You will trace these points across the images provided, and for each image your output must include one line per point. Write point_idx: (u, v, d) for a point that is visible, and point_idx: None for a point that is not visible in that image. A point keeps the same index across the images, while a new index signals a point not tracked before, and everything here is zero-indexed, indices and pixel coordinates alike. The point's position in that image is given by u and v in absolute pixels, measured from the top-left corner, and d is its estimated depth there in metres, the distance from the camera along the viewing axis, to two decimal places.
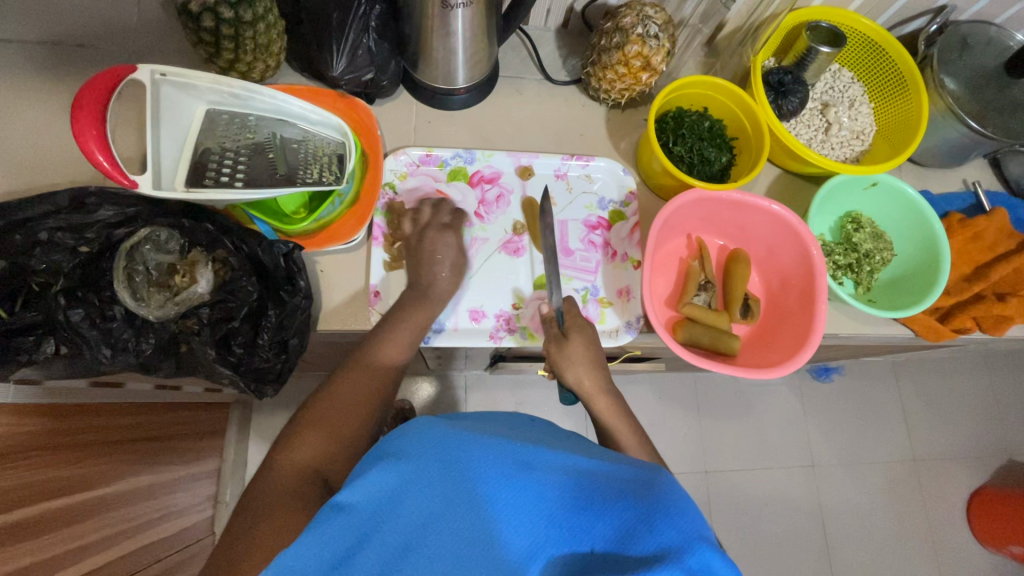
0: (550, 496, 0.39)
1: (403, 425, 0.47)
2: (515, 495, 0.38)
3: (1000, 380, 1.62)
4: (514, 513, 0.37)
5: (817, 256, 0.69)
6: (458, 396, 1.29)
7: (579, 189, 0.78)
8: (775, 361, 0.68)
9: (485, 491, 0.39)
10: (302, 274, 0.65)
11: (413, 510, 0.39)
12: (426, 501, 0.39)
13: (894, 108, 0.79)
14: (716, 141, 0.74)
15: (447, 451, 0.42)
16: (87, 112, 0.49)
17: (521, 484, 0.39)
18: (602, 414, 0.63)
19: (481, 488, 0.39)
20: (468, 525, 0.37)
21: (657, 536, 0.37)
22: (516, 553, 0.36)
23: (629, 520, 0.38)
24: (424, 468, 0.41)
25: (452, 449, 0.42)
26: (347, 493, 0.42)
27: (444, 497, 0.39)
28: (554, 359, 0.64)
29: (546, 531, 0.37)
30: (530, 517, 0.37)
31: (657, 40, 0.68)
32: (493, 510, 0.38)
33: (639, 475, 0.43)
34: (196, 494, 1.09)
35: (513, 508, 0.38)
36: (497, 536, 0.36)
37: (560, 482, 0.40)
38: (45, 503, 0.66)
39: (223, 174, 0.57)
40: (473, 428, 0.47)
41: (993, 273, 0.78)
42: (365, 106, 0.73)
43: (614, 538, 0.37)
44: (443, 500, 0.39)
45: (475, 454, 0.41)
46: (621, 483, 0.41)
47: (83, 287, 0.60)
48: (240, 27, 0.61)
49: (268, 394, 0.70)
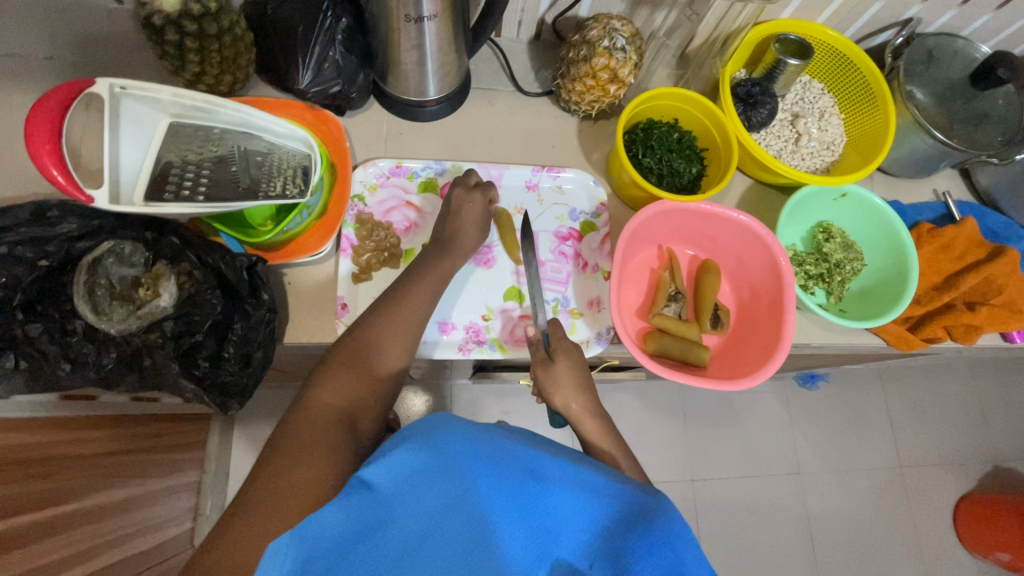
0: (557, 511, 0.40)
1: (425, 417, 0.46)
2: (525, 505, 0.39)
3: (984, 386, 1.63)
4: (519, 521, 0.39)
5: (786, 266, 0.69)
6: (441, 406, 1.29)
7: (550, 200, 0.78)
8: (743, 372, 0.68)
9: (494, 498, 0.39)
10: (267, 287, 0.64)
11: (428, 502, 0.39)
12: (441, 496, 0.39)
13: (863, 119, 0.80)
14: (685, 152, 0.74)
15: (469, 449, 0.41)
16: (40, 126, 0.48)
17: (530, 498, 0.40)
18: (591, 435, 0.62)
19: (491, 494, 0.39)
20: (474, 528, 0.38)
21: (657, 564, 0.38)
22: (517, 561, 0.37)
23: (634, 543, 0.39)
24: (447, 460, 0.41)
25: (475, 449, 0.41)
26: (371, 471, 0.42)
27: (457, 496, 0.39)
28: (542, 383, 0.63)
29: (546, 542, 0.39)
30: (531, 531, 0.39)
31: (624, 53, 0.68)
32: (500, 519, 0.38)
33: (648, 496, 0.43)
34: (174, 507, 1.08)
35: (517, 518, 0.39)
36: (501, 545, 0.38)
37: (572, 496, 0.40)
38: (17, 517, 0.65)
39: (184, 187, 0.57)
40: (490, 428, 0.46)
41: (964, 282, 0.78)
42: (335, 119, 0.73)
43: (618, 558, 0.38)
44: (457, 500, 0.39)
45: (490, 457, 0.41)
46: (630, 501, 0.42)
47: (42, 300, 0.60)
48: (204, 39, 0.61)
49: (233, 409, 0.68)
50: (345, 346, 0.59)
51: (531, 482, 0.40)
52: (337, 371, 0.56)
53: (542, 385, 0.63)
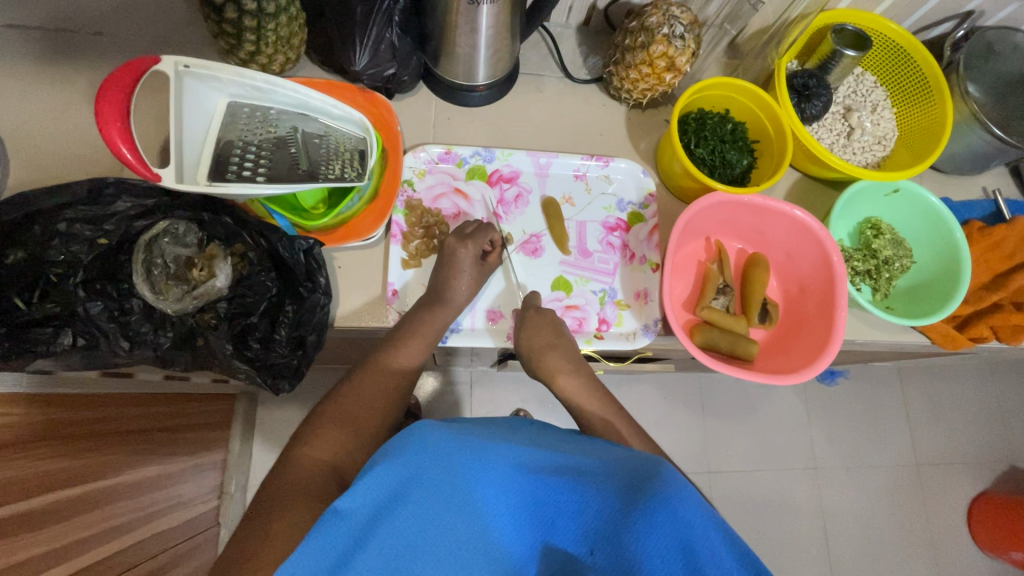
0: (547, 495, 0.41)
1: (399, 432, 0.45)
2: (514, 498, 0.40)
3: (1003, 386, 1.62)
4: (510, 511, 0.40)
5: (838, 262, 0.68)
6: (463, 391, 1.29)
7: (598, 190, 0.77)
8: (793, 367, 0.68)
9: (485, 493, 0.40)
10: (322, 271, 0.63)
11: (410, 518, 0.38)
12: (424, 508, 0.39)
13: (917, 113, 0.78)
14: (738, 144, 0.73)
15: (444, 455, 0.42)
16: (110, 107, 0.48)
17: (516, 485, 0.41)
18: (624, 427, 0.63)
19: (478, 491, 0.40)
20: (470, 528, 0.38)
21: (659, 538, 0.37)
22: (513, 555, 0.38)
23: (629, 521, 0.38)
24: (422, 469, 0.41)
25: (455, 454, 0.42)
26: (345, 500, 0.40)
27: (446, 500, 0.39)
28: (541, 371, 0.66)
29: (539, 529, 0.40)
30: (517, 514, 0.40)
31: (683, 41, 0.67)
32: (490, 513, 0.39)
33: (636, 469, 0.45)
34: (201, 485, 1.09)
35: (511, 512, 0.40)
36: (495, 540, 0.38)
37: (556, 479, 0.42)
38: (53, 493, 0.66)
39: (245, 168, 0.57)
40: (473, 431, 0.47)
41: (1012, 282, 0.78)
42: (386, 102, 0.72)
43: (618, 534, 0.38)
44: (445, 502, 0.39)
45: (471, 459, 0.42)
46: (619, 479, 0.42)
47: (103, 278, 0.60)
48: (262, 18, 0.60)
49: (285, 391, 0.66)
50: (336, 402, 0.60)
51: (517, 475, 0.41)
52: (325, 430, 0.57)
53: (535, 364, 0.67)
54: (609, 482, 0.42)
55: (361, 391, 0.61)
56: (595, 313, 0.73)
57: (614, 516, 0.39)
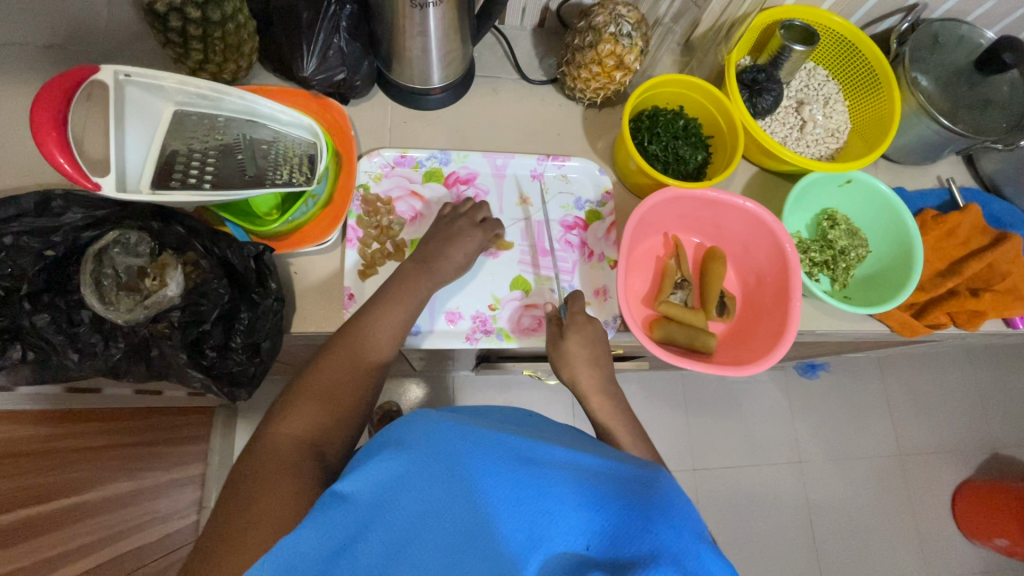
0: (548, 492, 0.38)
1: (399, 420, 0.47)
2: (515, 490, 0.38)
3: (982, 373, 1.63)
4: (510, 503, 0.38)
5: (791, 252, 0.69)
6: (442, 395, 1.29)
7: (555, 189, 0.78)
8: (751, 357, 0.69)
9: (484, 484, 0.39)
10: (274, 276, 0.64)
11: (409, 503, 0.39)
12: (421, 494, 0.39)
13: (867, 105, 0.80)
14: (691, 140, 0.74)
15: (443, 443, 0.42)
16: (45, 114, 0.48)
17: (518, 478, 0.39)
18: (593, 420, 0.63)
19: (479, 480, 0.39)
20: (468, 516, 0.37)
21: (659, 539, 0.37)
22: (514, 547, 0.36)
23: (631, 520, 0.38)
24: (423, 459, 0.41)
25: (456, 443, 0.42)
26: (349, 483, 0.42)
27: (441, 488, 0.39)
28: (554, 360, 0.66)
29: (541, 525, 0.37)
30: (522, 510, 0.37)
31: (630, 39, 0.68)
32: (490, 501, 0.38)
33: (638, 472, 0.43)
34: (179, 499, 1.07)
35: (510, 505, 0.38)
36: (495, 530, 0.37)
37: (561, 474, 0.40)
38: (21, 511, 0.65)
39: (190, 175, 0.57)
40: (471, 422, 0.46)
41: (968, 268, 0.79)
42: (339, 107, 0.72)
43: (616, 534, 0.37)
44: (440, 492, 0.39)
45: (470, 446, 0.41)
46: (621, 479, 0.41)
47: (49, 290, 0.59)
48: (208, 26, 0.60)
49: (242, 398, 0.68)
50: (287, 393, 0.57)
51: (521, 466, 0.40)
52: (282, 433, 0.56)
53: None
54: (611, 481, 0.41)
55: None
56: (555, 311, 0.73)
57: (617, 516, 0.38)
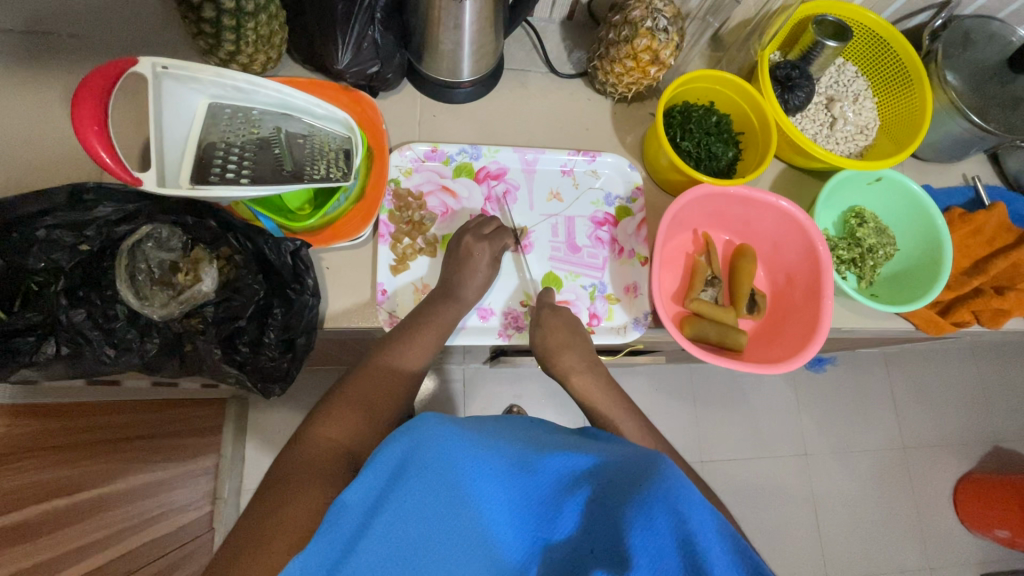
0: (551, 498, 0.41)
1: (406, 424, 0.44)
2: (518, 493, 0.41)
3: (987, 369, 1.65)
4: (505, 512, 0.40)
5: (823, 251, 0.69)
6: (457, 388, 1.29)
7: (585, 185, 0.77)
8: (782, 356, 0.69)
9: (485, 492, 0.40)
10: (310, 272, 0.63)
11: (412, 515, 0.39)
12: (418, 500, 0.39)
13: (897, 103, 0.80)
14: (723, 136, 0.74)
15: (441, 450, 0.41)
16: (87, 110, 0.46)
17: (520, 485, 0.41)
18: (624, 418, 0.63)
19: (481, 491, 0.40)
20: (467, 524, 0.38)
21: (656, 534, 0.37)
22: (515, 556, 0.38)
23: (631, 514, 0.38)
24: (428, 470, 0.40)
25: (456, 451, 0.41)
26: (352, 492, 0.40)
27: (445, 496, 0.39)
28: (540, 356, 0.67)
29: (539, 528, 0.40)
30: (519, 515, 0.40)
31: (666, 34, 0.67)
32: (489, 511, 0.39)
33: (640, 463, 0.43)
34: (193, 491, 1.06)
35: (511, 513, 0.40)
36: (496, 541, 0.38)
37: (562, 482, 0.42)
38: (41, 504, 0.64)
39: (228, 171, 0.56)
40: (478, 426, 0.46)
41: (993, 267, 0.79)
42: (369, 100, 0.72)
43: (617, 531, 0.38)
44: (443, 504, 0.39)
45: (471, 455, 0.41)
46: (625, 476, 0.42)
47: (85, 286, 0.59)
48: (241, 17, 0.59)
49: (275, 394, 0.68)
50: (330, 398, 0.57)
51: (519, 474, 0.42)
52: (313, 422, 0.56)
53: (551, 356, 0.66)
54: (605, 481, 0.42)
55: (363, 380, 0.58)
56: (586, 308, 0.73)
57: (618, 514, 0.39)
